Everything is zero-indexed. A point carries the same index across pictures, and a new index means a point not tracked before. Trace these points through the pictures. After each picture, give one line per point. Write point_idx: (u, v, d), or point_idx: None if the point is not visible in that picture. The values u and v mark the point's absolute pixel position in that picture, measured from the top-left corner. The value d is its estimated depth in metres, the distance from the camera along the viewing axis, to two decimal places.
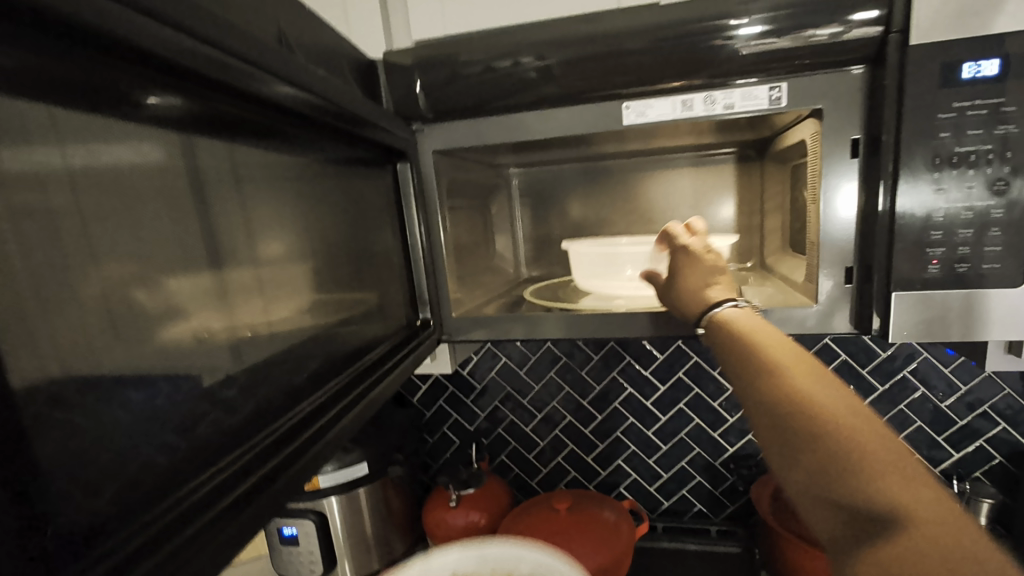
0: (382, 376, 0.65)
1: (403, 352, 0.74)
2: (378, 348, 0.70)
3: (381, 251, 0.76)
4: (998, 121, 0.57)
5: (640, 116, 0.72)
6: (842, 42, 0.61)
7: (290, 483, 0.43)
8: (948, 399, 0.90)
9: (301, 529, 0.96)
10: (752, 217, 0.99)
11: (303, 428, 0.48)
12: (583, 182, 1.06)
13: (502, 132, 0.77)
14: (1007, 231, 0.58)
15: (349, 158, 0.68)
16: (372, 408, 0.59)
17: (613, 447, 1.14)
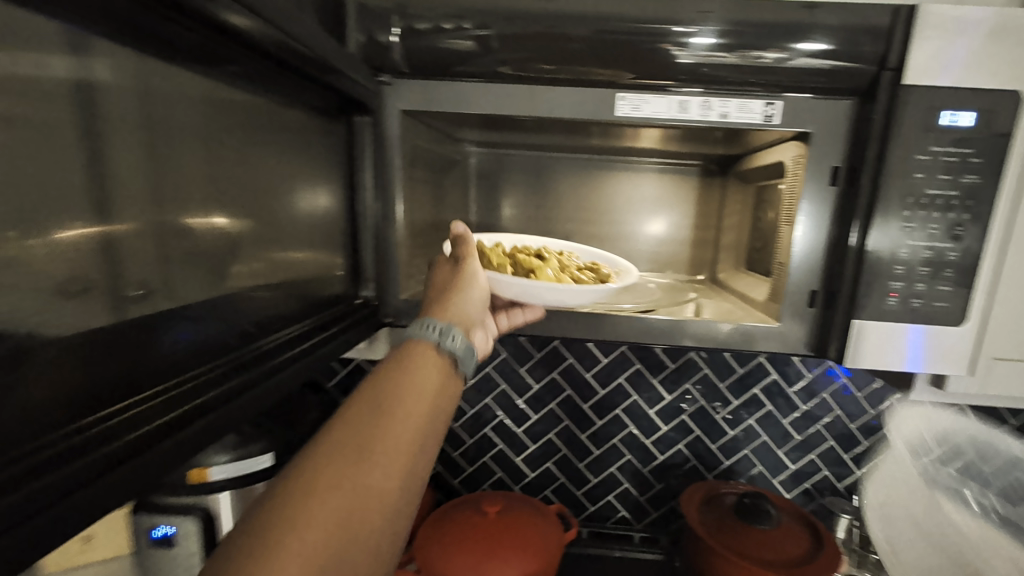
0: (317, 343, 0.58)
1: (329, 329, 0.62)
2: (299, 326, 0.58)
3: (318, 215, 0.65)
4: (965, 170, 0.61)
5: (634, 110, 0.67)
6: (785, 68, 0.62)
7: (190, 440, 0.36)
8: (857, 421, 0.98)
9: (181, 528, 0.78)
10: (706, 232, 0.97)
11: (215, 384, 0.42)
12: (543, 170, 0.95)
13: (479, 102, 0.68)
14: (957, 274, 0.62)
15: (295, 99, 0.56)
16: (302, 375, 0.52)
17: (543, 448, 1.10)
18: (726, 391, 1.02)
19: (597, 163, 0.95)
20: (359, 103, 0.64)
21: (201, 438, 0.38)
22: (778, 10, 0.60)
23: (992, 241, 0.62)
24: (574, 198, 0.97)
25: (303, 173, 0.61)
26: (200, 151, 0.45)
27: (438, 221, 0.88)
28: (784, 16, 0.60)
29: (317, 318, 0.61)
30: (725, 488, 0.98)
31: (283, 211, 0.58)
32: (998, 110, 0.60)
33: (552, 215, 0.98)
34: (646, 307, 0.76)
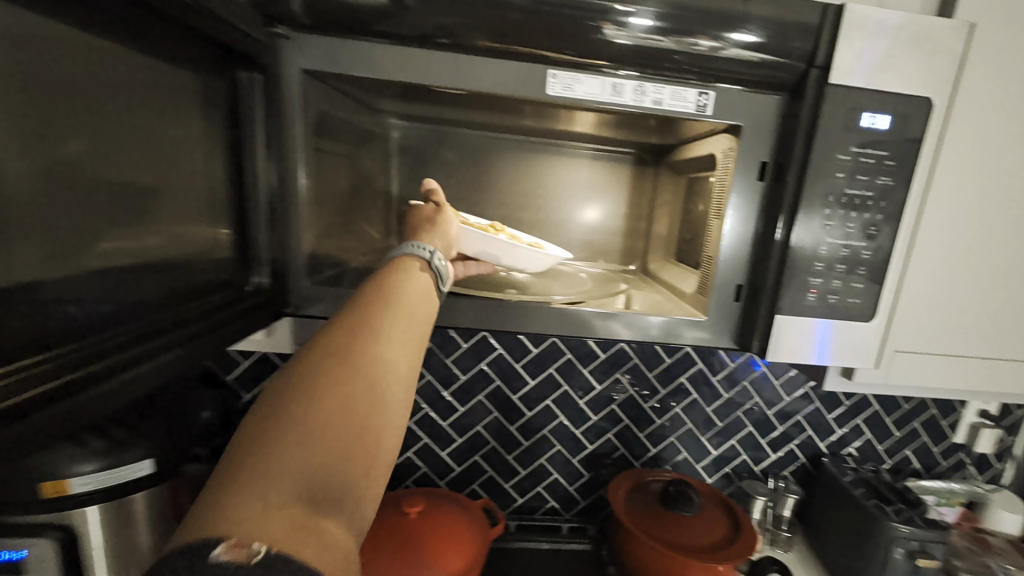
0: (218, 323, 0.54)
1: (208, 318, 0.52)
2: (202, 301, 0.54)
3: (201, 191, 0.55)
4: (881, 171, 0.62)
5: (565, 90, 0.62)
6: (717, 58, 0.60)
7: (75, 411, 0.34)
8: (774, 407, 1.02)
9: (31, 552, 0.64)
10: (638, 221, 0.95)
11: (110, 353, 0.39)
12: (470, 150, 0.89)
13: (397, 69, 0.61)
14: (869, 271, 0.64)
15: (166, 49, 0.46)
16: (201, 352, 0.49)
17: (471, 441, 1.06)
18: (654, 380, 1.02)
19: (530, 144, 0.89)
20: (249, 58, 0.55)
21: (88, 409, 0.35)
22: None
23: (900, 240, 0.64)
24: (504, 181, 0.92)
25: (176, 141, 0.50)
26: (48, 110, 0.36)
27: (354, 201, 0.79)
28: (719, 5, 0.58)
29: (202, 307, 0.53)
30: (649, 476, 0.99)
31: (157, 184, 0.48)
32: (912, 115, 0.61)
33: (481, 199, 0.92)
34: (576, 298, 0.73)
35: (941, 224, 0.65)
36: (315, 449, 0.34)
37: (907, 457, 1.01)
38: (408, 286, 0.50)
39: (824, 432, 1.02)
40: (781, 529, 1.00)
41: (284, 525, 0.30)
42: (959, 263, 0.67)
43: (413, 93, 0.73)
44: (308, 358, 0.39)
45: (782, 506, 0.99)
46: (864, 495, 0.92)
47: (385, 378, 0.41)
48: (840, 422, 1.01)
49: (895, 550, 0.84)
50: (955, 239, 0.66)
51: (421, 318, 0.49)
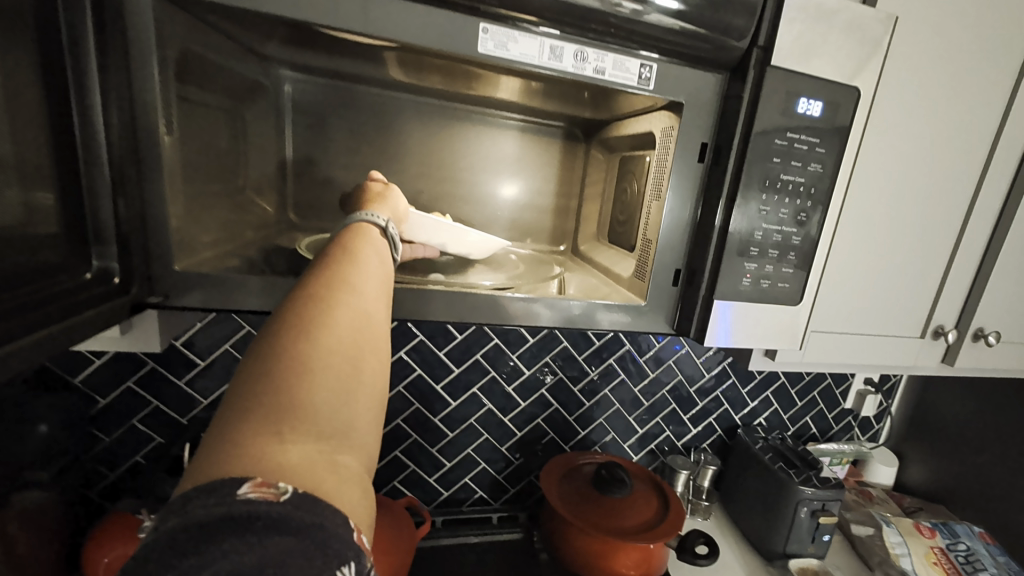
0: (63, 319, 0.41)
1: (24, 318, 0.37)
2: (46, 287, 0.41)
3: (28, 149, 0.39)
4: (811, 158, 0.62)
5: (499, 49, 0.54)
6: (638, 24, 0.54)
7: None
8: (695, 384, 1.05)
9: None
10: (568, 199, 0.90)
11: None
12: (381, 113, 0.77)
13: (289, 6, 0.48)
14: (798, 257, 0.65)
15: None
16: (30, 360, 0.37)
17: (391, 437, 0.97)
18: (583, 363, 1.00)
19: (450, 110, 0.80)
20: None
21: None
22: None
23: (825, 228, 0.65)
24: (422, 152, 0.82)
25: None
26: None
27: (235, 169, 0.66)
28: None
29: (40, 294, 0.40)
30: (580, 459, 0.97)
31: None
32: (841, 103, 0.61)
33: (397, 171, 0.81)
34: (507, 283, 0.66)
35: (858, 212, 0.68)
36: (314, 385, 0.31)
37: (807, 423, 1.10)
38: (371, 232, 0.46)
39: (738, 405, 1.08)
40: (701, 499, 1.04)
41: (297, 460, 0.28)
42: (871, 250, 0.70)
43: (309, 38, 0.60)
44: (286, 301, 0.35)
45: (702, 477, 1.03)
46: (772, 459, 0.98)
47: (373, 315, 0.38)
48: (753, 395, 1.07)
49: (801, 510, 0.91)
50: (869, 227, 0.69)
51: (388, 266, 0.46)
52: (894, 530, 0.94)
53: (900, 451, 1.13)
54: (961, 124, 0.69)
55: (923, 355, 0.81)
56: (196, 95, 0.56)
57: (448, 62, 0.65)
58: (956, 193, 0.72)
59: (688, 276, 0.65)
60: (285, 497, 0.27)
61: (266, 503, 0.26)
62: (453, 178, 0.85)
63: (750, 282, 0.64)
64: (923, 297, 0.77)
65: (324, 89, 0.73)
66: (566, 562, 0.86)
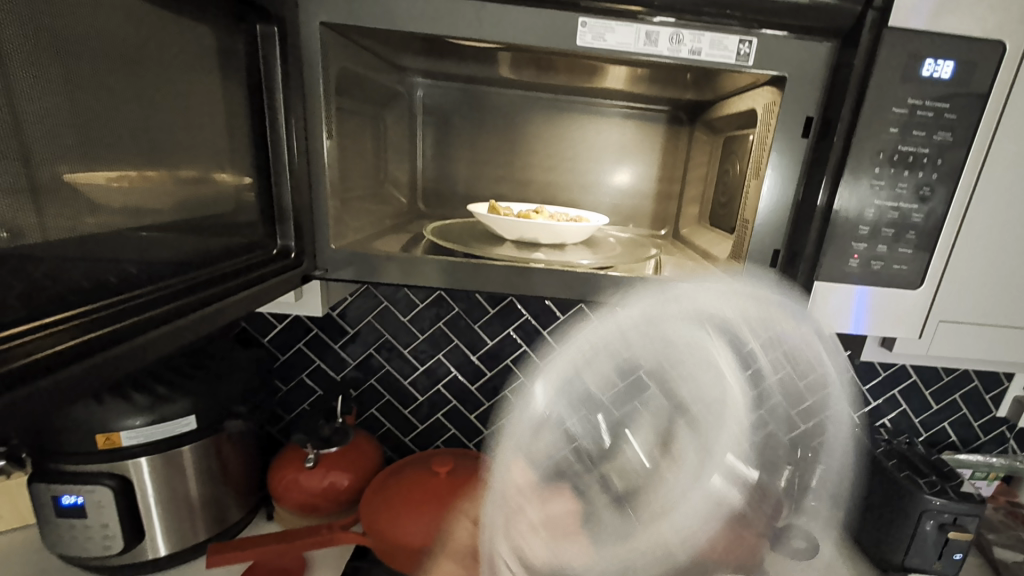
0: (253, 283, 0.54)
1: (229, 280, 0.51)
2: (241, 260, 0.55)
3: (213, 149, 0.53)
4: (939, 126, 0.57)
5: (596, 40, 0.58)
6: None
7: (147, 344, 0.38)
8: (806, 376, 1.00)
9: (91, 496, 0.75)
10: (671, 183, 0.91)
11: (168, 300, 0.43)
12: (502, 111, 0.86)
13: (421, 21, 0.57)
14: (919, 237, 0.61)
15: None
16: (244, 306, 0.51)
17: (498, 405, 1.07)
18: None
19: (555, 101, 0.86)
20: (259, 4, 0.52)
21: (153, 348, 0.39)
22: None
23: (952, 203, 0.60)
24: (531, 143, 0.89)
25: (187, 103, 0.50)
26: (46, 56, 0.35)
27: (375, 161, 0.79)
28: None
29: (237, 265, 0.54)
30: None
31: (161, 144, 0.47)
32: (978, 62, 0.55)
33: (508, 161, 0.89)
34: (604, 264, 0.69)
35: (1005, 185, 0.60)
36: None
37: (943, 430, 1.00)
38: None
39: (858, 403, 1.00)
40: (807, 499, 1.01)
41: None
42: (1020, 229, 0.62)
43: (437, 49, 0.71)
44: None
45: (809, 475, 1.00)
46: (896, 466, 0.90)
47: None
48: (874, 394, 1.01)
49: (925, 523, 0.83)
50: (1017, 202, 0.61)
51: None
52: None
53: None
54: None
55: None
56: (348, 100, 0.69)
57: (560, 58, 0.71)
58: None
59: (790, 255, 0.63)
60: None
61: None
62: (558, 167, 0.91)
63: (862, 267, 0.62)
64: None
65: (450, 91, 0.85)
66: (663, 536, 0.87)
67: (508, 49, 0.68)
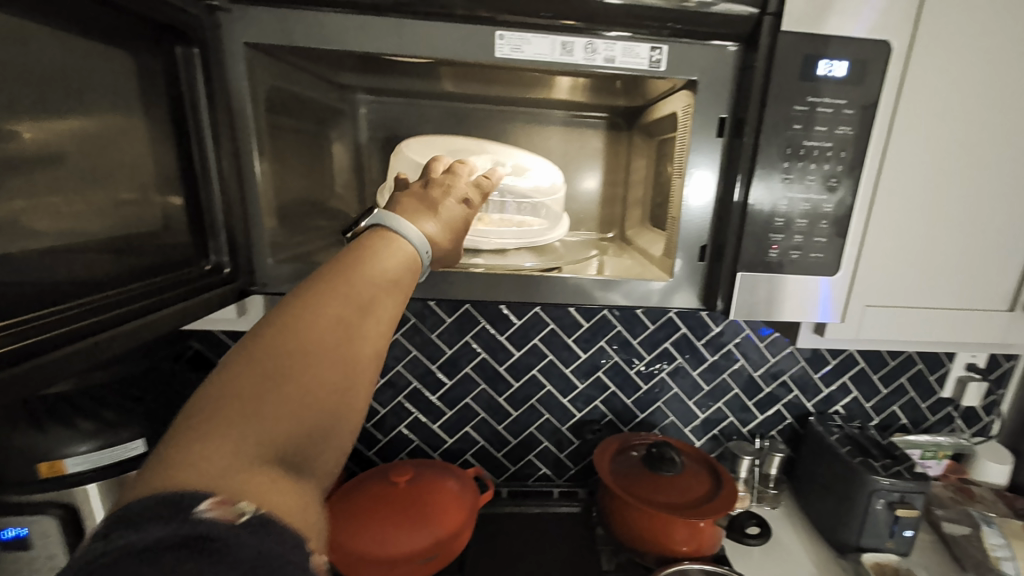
0: (183, 299, 0.55)
1: (159, 297, 0.52)
2: (171, 276, 0.56)
3: (135, 171, 0.54)
4: (839, 122, 0.60)
5: (514, 52, 0.59)
6: (640, 7, 0.56)
7: (55, 362, 0.39)
8: (759, 368, 1.03)
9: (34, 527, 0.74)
10: (615, 187, 0.91)
11: (87, 316, 0.44)
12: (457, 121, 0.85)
13: (352, 37, 0.59)
14: (832, 225, 0.64)
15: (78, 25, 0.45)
16: (172, 322, 0.52)
17: (461, 413, 1.03)
18: (639, 347, 1.01)
19: (496, 111, 0.85)
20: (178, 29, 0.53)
21: (63, 364, 0.40)
22: None
23: (860, 192, 0.63)
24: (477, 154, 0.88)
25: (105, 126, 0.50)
26: None
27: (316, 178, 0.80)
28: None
29: (167, 282, 0.55)
30: (635, 440, 0.99)
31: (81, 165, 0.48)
32: (869, 61, 0.59)
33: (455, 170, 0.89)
34: (552, 265, 0.72)
35: (907, 172, 0.64)
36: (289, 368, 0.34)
37: (894, 414, 1.05)
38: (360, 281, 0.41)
39: (811, 391, 1.05)
40: (768, 487, 1.04)
41: (270, 469, 0.31)
42: (926, 213, 0.67)
43: (370, 66, 0.72)
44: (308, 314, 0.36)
45: (769, 465, 1.03)
46: (849, 452, 0.94)
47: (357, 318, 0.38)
48: (827, 381, 1.04)
49: (876, 502, 0.88)
50: (920, 188, 0.65)
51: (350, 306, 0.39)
52: (996, 531, 0.88)
53: (1017, 449, 1.03)
54: None
55: (1012, 329, 0.74)
56: (280, 119, 0.69)
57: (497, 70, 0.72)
58: None
59: (717, 247, 0.65)
60: (241, 520, 0.28)
61: (223, 524, 0.27)
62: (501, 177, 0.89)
63: (786, 256, 0.64)
64: (1007, 262, 0.70)
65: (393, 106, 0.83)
66: (623, 535, 0.88)
67: (447, 65, 0.70)
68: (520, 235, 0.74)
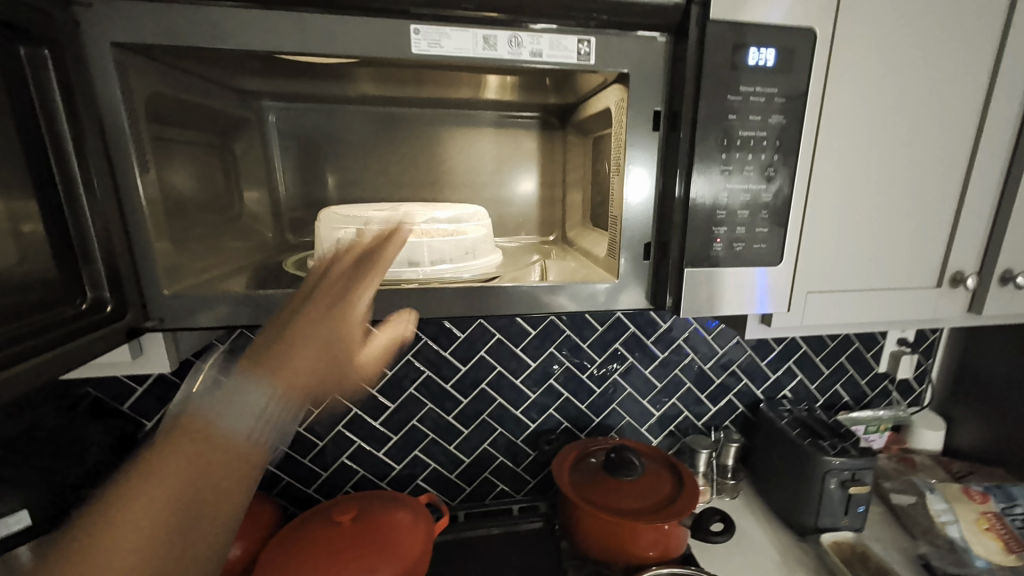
0: (51, 346, 0.46)
1: (13, 347, 0.42)
2: (37, 319, 0.46)
3: None
4: (772, 110, 0.59)
5: (433, 47, 0.54)
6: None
7: None
8: (709, 361, 1.04)
9: None
10: (553, 189, 0.87)
11: None
12: (378, 126, 0.78)
13: (255, 36, 0.52)
14: (772, 215, 0.63)
15: None
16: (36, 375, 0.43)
17: (408, 436, 0.97)
18: (590, 350, 0.99)
19: (420, 115, 0.78)
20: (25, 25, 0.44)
21: None
22: None
23: (796, 180, 0.63)
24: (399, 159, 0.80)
25: None
26: None
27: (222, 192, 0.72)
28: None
29: (32, 326, 0.45)
30: (593, 445, 0.95)
31: None
32: (797, 49, 0.58)
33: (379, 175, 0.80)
34: (491, 274, 0.69)
35: (835, 158, 0.65)
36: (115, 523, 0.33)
37: (837, 392, 1.09)
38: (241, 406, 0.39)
39: (759, 378, 1.06)
40: (728, 478, 1.05)
41: None
42: (855, 197, 0.68)
43: (272, 66, 0.65)
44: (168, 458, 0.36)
45: (726, 456, 1.04)
46: (800, 435, 0.96)
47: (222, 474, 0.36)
48: (773, 366, 1.06)
49: (830, 482, 0.89)
50: (847, 173, 0.67)
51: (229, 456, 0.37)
52: (939, 497, 0.93)
53: (948, 415, 1.11)
54: (944, 48, 0.65)
55: (942, 303, 0.77)
56: (169, 130, 0.60)
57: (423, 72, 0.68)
58: (951, 126, 0.69)
59: (663, 244, 0.63)
60: None
61: None
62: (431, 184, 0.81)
63: (732, 249, 0.63)
64: (931, 241, 0.73)
65: (303, 112, 0.75)
66: (589, 545, 0.84)
67: (362, 65, 0.64)
68: (455, 260, 0.68)
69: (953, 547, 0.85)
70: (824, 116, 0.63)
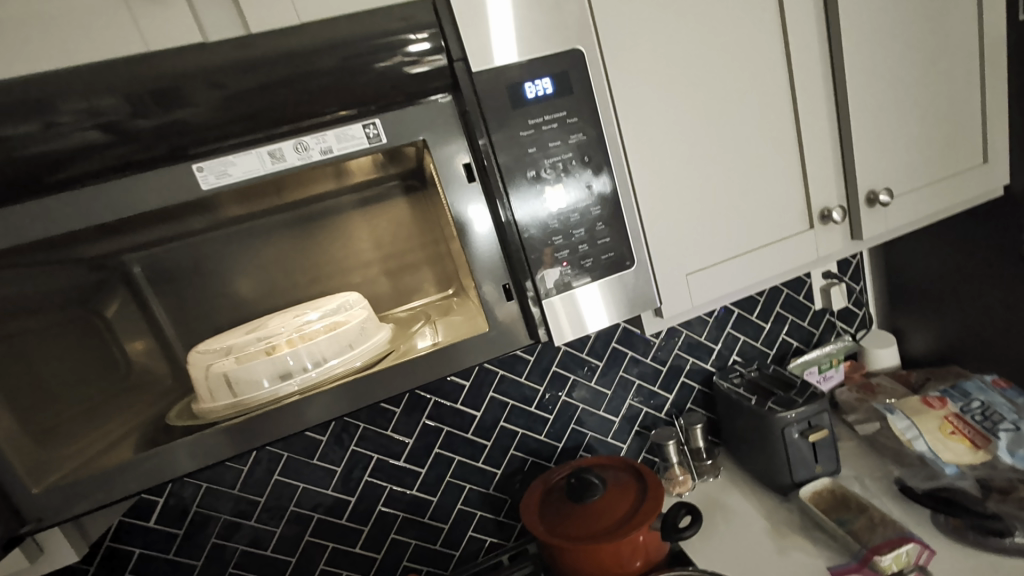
0: None
1: None
2: None
3: None
4: (568, 131, 0.61)
5: (222, 177, 0.54)
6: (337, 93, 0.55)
7: None
8: (651, 353, 1.04)
9: None
10: (436, 246, 0.75)
11: None
12: (223, 247, 0.68)
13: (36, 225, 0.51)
14: (608, 224, 0.64)
15: None
16: None
17: (380, 523, 0.96)
18: (530, 381, 0.99)
19: (262, 224, 0.69)
20: None
21: None
22: (294, 39, 0.53)
23: (621, 184, 0.64)
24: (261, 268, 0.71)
25: None
26: None
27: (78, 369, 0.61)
28: (365, 28, 0.54)
29: None
30: (554, 476, 0.94)
31: None
32: (569, 70, 0.60)
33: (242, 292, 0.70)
34: (381, 352, 0.67)
35: (650, 151, 0.67)
36: None
37: (785, 340, 1.10)
38: None
39: (704, 353, 1.07)
40: (704, 460, 1.04)
41: None
42: (688, 177, 0.70)
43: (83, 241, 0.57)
44: None
45: (694, 439, 1.02)
46: (750, 398, 0.96)
47: None
48: (713, 337, 1.07)
49: (789, 435, 0.89)
50: (671, 159, 0.68)
51: None
52: (900, 415, 0.92)
53: (896, 326, 1.12)
54: (719, 18, 0.68)
55: (821, 242, 0.78)
56: None
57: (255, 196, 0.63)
58: (759, 84, 0.71)
59: (518, 279, 0.63)
60: None
61: None
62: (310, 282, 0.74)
63: (585, 264, 0.63)
64: (787, 189, 0.75)
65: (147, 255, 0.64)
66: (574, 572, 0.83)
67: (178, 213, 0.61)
68: (334, 355, 0.65)
69: (925, 462, 0.86)
70: (618, 121, 0.65)
